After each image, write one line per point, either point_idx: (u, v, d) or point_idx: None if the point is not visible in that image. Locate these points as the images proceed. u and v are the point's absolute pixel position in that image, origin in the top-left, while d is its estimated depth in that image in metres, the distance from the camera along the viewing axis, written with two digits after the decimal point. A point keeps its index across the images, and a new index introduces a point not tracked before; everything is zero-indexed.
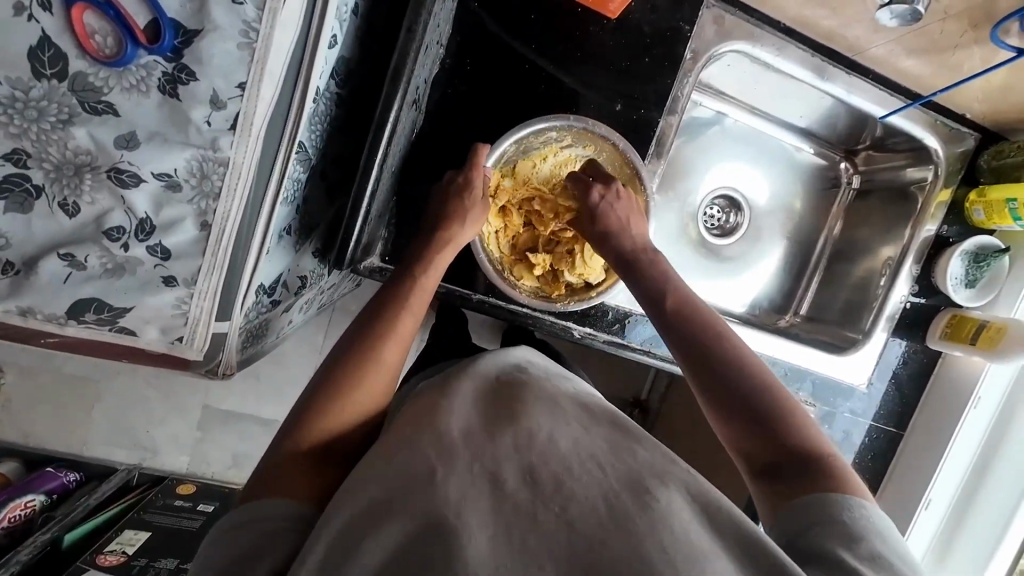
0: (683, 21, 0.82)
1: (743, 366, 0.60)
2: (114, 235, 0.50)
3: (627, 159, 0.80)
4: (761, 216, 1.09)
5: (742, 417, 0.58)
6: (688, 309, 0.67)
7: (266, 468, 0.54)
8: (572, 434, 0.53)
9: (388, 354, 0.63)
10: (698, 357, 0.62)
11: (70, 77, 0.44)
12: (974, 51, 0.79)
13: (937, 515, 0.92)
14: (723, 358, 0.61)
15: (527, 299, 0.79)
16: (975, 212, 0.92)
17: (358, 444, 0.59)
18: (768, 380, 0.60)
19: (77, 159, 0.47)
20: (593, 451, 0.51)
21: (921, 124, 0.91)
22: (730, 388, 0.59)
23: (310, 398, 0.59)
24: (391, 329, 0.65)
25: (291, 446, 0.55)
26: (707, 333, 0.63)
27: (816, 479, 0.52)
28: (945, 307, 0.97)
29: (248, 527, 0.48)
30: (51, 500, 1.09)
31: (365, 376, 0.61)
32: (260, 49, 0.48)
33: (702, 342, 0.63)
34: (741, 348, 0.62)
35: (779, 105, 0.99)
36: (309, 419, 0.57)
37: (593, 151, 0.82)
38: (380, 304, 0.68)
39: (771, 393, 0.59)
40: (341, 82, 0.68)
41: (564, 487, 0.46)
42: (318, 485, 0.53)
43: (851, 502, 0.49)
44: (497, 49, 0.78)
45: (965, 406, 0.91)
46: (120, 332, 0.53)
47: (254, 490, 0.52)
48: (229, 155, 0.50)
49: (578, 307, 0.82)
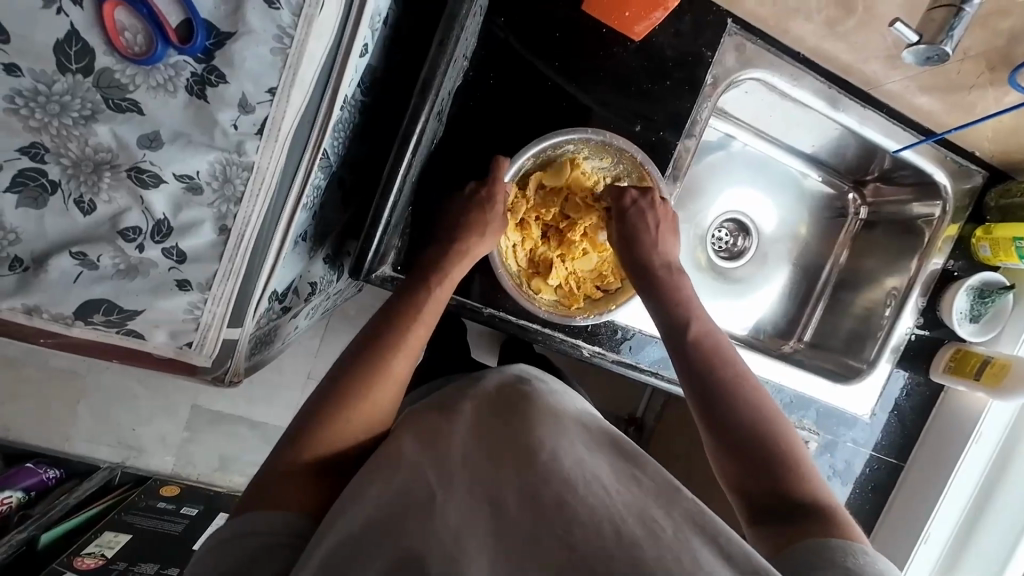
0: (705, 47, 0.83)
1: (754, 406, 0.63)
2: (129, 235, 0.49)
3: (643, 170, 0.80)
4: (769, 241, 1.10)
5: (749, 459, 0.60)
6: (706, 345, 0.69)
7: (265, 475, 0.53)
8: (576, 453, 0.51)
9: (396, 366, 0.62)
10: (709, 391, 0.65)
11: (95, 73, 0.43)
12: (988, 92, 0.81)
13: (936, 551, 0.92)
14: (733, 399, 0.64)
15: (545, 312, 0.78)
16: (981, 249, 0.94)
17: (360, 456, 0.58)
18: (775, 424, 0.62)
19: (96, 156, 0.46)
20: (596, 472, 0.49)
21: (930, 159, 0.93)
22: (738, 429, 0.62)
23: (316, 406, 0.58)
24: (400, 340, 0.64)
25: (293, 457, 0.54)
26: (723, 369, 0.66)
27: (819, 527, 0.53)
28: (948, 341, 0.98)
29: (243, 538, 0.47)
30: (29, 497, 1.06)
31: (372, 387, 0.59)
32: (293, 55, 0.47)
33: (717, 376, 0.66)
34: (753, 389, 0.65)
35: (790, 133, 0.99)
36: (312, 429, 0.55)
37: (610, 163, 0.81)
38: (390, 314, 0.66)
39: (776, 436, 0.61)
40: (366, 90, 0.67)
41: (566, 509, 0.45)
42: (318, 497, 0.52)
43: (852, 550, 0.49)
44: (521, 64, 0.78)
45: (966, 441, 0.91)
46: (128, 334, 0.52)
47: (252, 499, 0.51)
48: (254, 160, 0.50)
49: (596, 319, 0.81)
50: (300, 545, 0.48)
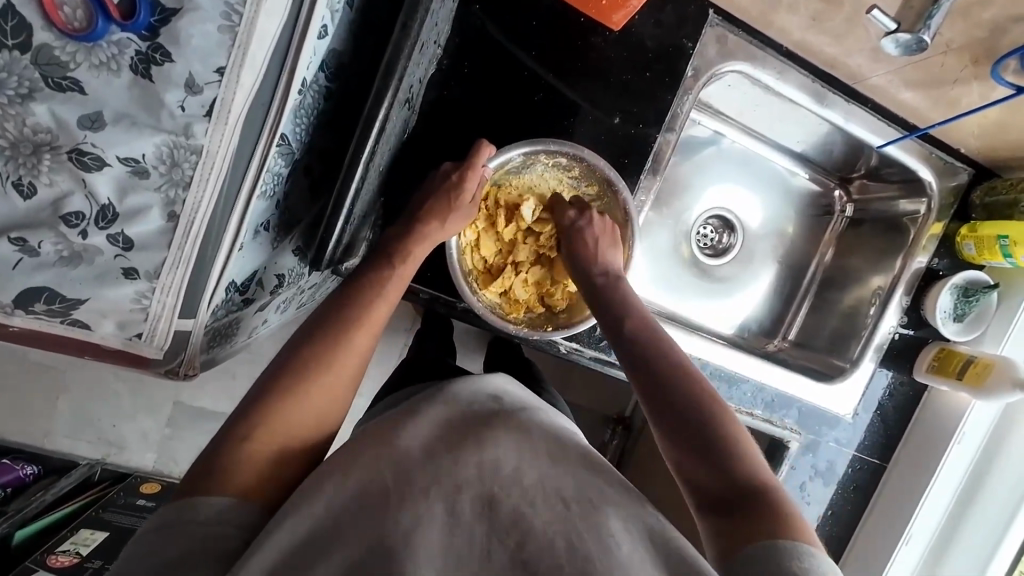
0: (686, 38, 0.81)
1: (692, 393, 0.60)
2: (72, 221, 0.47)
3: (622, 206, 0.79)
4: (755, 238, 1.08)
5: (690, 448, 0.56)
6: (646, 333, 0.68)
7: (211, 454, 0.50)
8: (539, 470, 0.49)
9: (358, 341, 0.59)
10: (651, 378, 0.62)
11: (33, 50, 0.41)
12: (973, 87, 0.79)
13: (918, 551, 0.91)
14: (673, 383, 0.61)
15: (483, 308, 0.74)
16: (966, 247, 0.92)
17: (314, 443, 0.55)
18: (719, 411, 0.59)
19: (36, 137, 0.43)
20: (559, 486, 0.48)
21: (916, 156, 0.92)
22: (677, 414, 0.59)
23: (271, 377, 0.55)
24: (361, 316, 0.61)
25: (241, 438, 0.50)
26: (664, 355, 0.64)
27: (762, 520, 0.49)
28: (932, 340, 0.97)
29: (189, 521, 0.44)
30: (5, 494, 1.02)
31: (332, 362, 0.57)
32: (242, 33, 0.46)
33: (659, 368, 0.63)
34: (700, 379, 0.61)
35: (776, 128, 0.98)
36: (267, 406, 0.53)
37: (594, 192, 0.82)
38: (345, 294, 0.63)
39: (716, 418, 0.58)
40: (330, 75, 0.65)
41: (522, 520, 0.44)
42: (265, 484, 0.50)
43: (796, 549, 0.45)
44: (498, 53, 0.76)
45: (947, 442, 0.90)
46: (73, 325, 0.50)
47: (194, 480, 0.48)
48: (203, 143, 0.48)
49: (530, 334, 0.77)
50: (252, 536, 0.45)
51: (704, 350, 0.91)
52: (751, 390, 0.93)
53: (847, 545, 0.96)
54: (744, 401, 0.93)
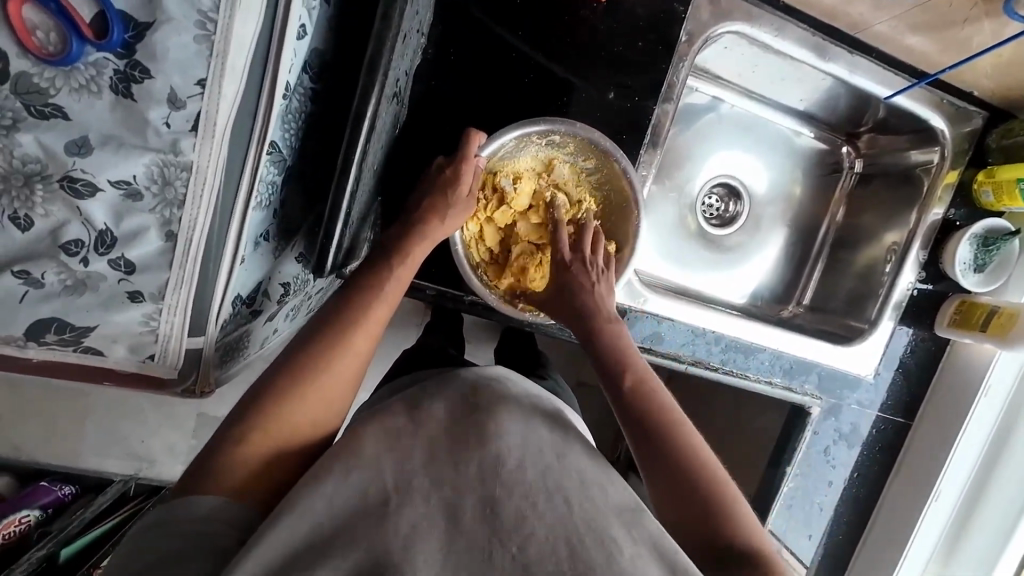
0: (678, 2, 0.78)
1: (688, 452, 0.57)
2: (72, 249, 0.46)
3: (620, 175, 0.77)
4: (762, 203, 1.05)
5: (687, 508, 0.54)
6: (641, 382, 0.64)
7: (204, 456, 0.50)
8: (542, 465, 0.49)
9: (354, 341, 0.58)
10: (646, 437, 0.59)
11: (11, 79, 0.40)
12: (983, 25, 0.75)
13: (949, 507, 0.90)
14: (668, 441, 0.58)
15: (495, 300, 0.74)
16: (984, 194, 0.89)
17: (314, 447, 0.55)
18: (708, 466, 0.57)
19: (25, 168, 0.43)
20: (561, 483, 0.48)
21: (926, 103, 0.88)
22: (672, 475, 0.56)
23: (266, 382, 0.55)
24: (358, 318, 0.60)
25: (234, 440, 0.51)
26: (658, 409, 0.61)
27: None
28: (953, 293, 0.94)
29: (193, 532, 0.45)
30: (46, 515, 1.03)
31: (330, 363, 0.56)
32: (219, 41, 0.45)
33: (651, 421, 0.60)
34: (689, 431, 0.59)
35: (776, 88, 0.95)
36: (265, 409, 0.53)
37: (592, 165, 0.79)
38: (343, 295, 0.62)
39: (707, 476, 0.56)
40: (314, 75, 0.63)
41: (523, 526, 0.44)
42: (259, 484, 0.50)
43: None
44: (483, 37, 0.74)
45: (974, 396, 0.88)
46: (87, 352, 0.51)
47: (188, 480, 0.49)
48: (192, 158, 0.47)
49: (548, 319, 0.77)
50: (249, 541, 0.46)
51: (717, 323, 0.89)
52: (768, 359, 0.92)
53: (875, 505, 0.96)
54: (762, 370, 0.93)
